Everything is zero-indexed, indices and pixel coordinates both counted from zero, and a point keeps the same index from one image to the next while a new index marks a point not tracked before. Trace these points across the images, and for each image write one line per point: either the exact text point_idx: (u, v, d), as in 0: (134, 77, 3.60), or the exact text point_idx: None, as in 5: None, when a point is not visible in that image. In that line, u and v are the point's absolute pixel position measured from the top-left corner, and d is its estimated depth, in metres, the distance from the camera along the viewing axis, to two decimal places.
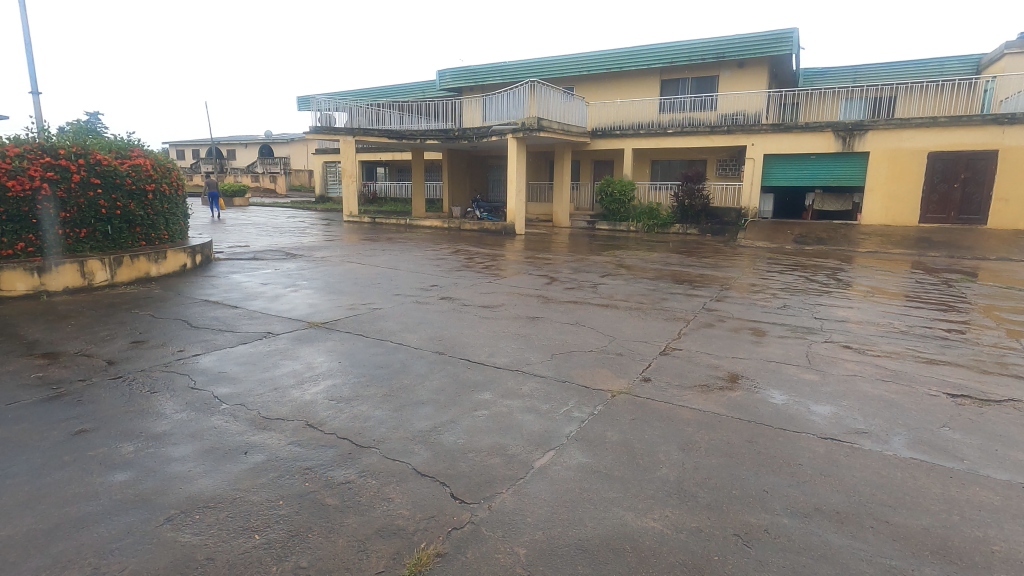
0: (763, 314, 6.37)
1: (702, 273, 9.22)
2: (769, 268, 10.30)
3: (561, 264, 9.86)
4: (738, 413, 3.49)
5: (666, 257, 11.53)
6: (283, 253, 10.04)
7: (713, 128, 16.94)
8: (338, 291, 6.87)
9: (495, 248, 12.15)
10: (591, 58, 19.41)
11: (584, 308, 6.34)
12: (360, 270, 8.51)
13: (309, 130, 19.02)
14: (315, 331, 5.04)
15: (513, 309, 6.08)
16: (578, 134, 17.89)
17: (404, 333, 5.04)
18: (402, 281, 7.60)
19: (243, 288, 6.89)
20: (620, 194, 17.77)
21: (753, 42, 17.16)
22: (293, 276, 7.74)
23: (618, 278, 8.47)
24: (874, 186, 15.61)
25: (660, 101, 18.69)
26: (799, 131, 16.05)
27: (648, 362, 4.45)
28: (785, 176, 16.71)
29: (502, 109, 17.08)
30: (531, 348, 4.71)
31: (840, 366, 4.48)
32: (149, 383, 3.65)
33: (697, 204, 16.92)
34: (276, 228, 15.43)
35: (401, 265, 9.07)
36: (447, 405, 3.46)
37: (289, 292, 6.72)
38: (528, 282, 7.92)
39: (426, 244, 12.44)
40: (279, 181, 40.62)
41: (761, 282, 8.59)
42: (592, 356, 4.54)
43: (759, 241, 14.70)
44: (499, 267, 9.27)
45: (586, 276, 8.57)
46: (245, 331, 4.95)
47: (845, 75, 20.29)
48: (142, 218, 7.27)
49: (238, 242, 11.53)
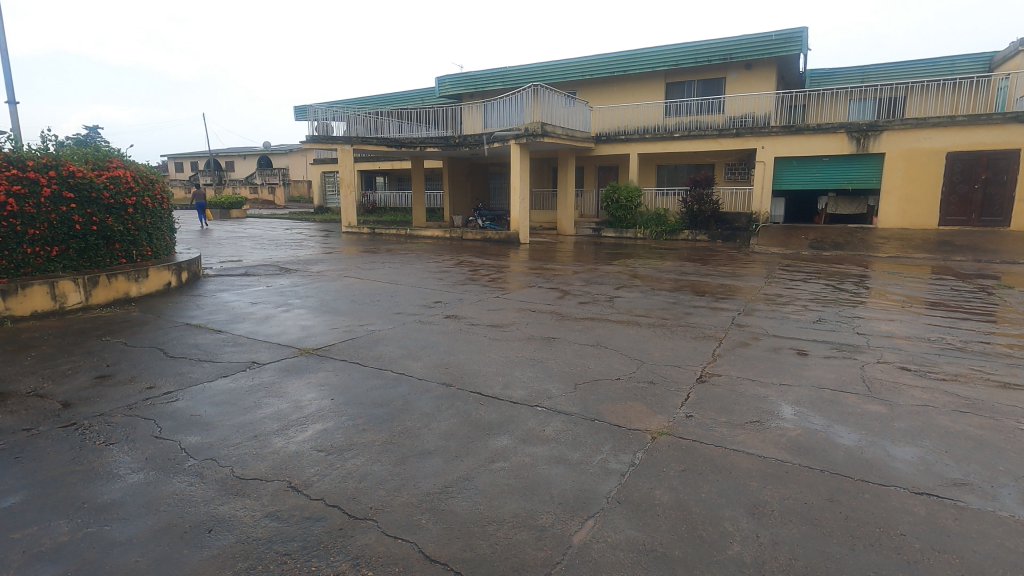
0: (799, 330, 5.80)
1: (722, 284, 8.67)
2: (790, 276, 9.75)
3: (572, 276, 9.33)
4: (805, 460, 2.92)
5: (680, 266, 10.99)
6: (278, 268, 9.52)
7: (722, 131, 16.45)
8: (333, 310, 6.33)
9: (501, 259, 11.62)
10: (593, 62, 18.97)
11: (603, 326, 5.79)
12: (358, 285, 7.97)
13: (306, 140, 18.58)
14: (307, 359, 4.49)
15: (526, 329, 5.54)
16: (582, 139, 17.40)
17: (406, 360, 4.49)
18: (404, 297, 7.06)
19: (231, 308, 6.35)
20: (627, 200, 17.22)
21: (761, 43, 16.68)
22: (286, 293, 7.22)
23: (634, 290, 7.93)
24: (890, 189, 15.10)
25: (666, 105, 18.24)
26: (811, 133, 15.55)
27: (685, 393, 3.88)
28: (797, 179, 16.19)
29: (504, 114, 16.60)
30: (551, 376, 4.16)
31: (906, 395, 3.90)
32: (107, 432, 3.10)
33: (706, 209, 16.37)
34: (273, 241, 14.93)
35: (402, 279, 8.53)
36: (458, 456, 2.91)
37: (281, 312, 6.18)
38: (539, 296, 7.38)
39: (427, 256, 11.92)
40: (278, 193, 40.32)
41: (787, 292, 8.03)
42: (620, 386, 3.99)
43: (773, 247, 14.17)
44: (506, 280, 8.74)
45: (599, 288, 8.04)
46: (227, 361, 4.40)
47: (854, 74, 19.80)
48: (122, 234, 6.76)
49: (231, 256, 11.02)
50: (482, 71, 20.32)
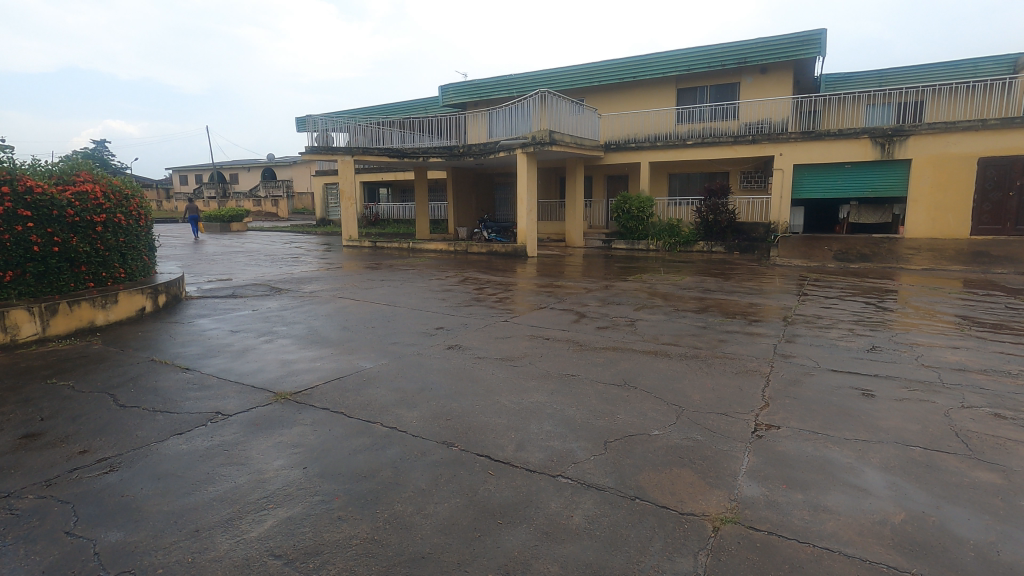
0: (855, 363, 5.04)
1: (751, 303, 7.93)
2: (823, 292, 8.99)
3: (586, 294, 8.60)
4: (928, 569, 2.17)
5: (701, 281, 10.26)
6: (268, 288, 8.83)
7: (737, 138, 15.75)
8: (322, 340, 5.62)
9: (507, 275, 10.90)
10: (602, 68, 18.37)
11: (628, 359, 5.04)
12: (354, 308, 7.28)
13: (306, 151, 18.05)
14: (282, 407, 3.77)
15: (540, 364, 4.81)
16: (591, 148, 16.74)
17: (399, 409, 3.75)
18: (402, 324, 6.34)
19: (208, 338, 5.66)
20: (638, 210, 16.52)
21: (777, 46, 16.01)
22: (272, 319, 6.52)
23: (656, 311, 7.20)
24: (917, 197, 14.33)
25: (678, 111, 17.59)
26: (832, 139, 14.82)
27: (743, 455, 3.13)
28: (817, 188, 15.46)
29: (510, 123, 15.99)
30: (574, 432, 3.41)
31: (1018, 456, 3.14)
32: (4, 526, 2.39)
33: (722, 219, 15.63)
34: (269, 256, 14.32)
35: (402, 300, 7.83)
36: (460, 565, 2.18)
37: (262, 343, 5.48)
38: (552, 320, 6.65)
39: (430, 272, 11.25)
40: (282, 206, 40.01)
41: (826, 312, 7.26)
42: (661, 444, 3.26)
43: (795, 259, 13.41)
44: (515, 300, 8.04)
45: (618, 309, 7.32)
46: (185, 412, 3.68)
47: (871, 79, 19.11)
48: (88, 256, 6.12)
49: (221, 274, 10.38)
50: (487, 79, 19.75)
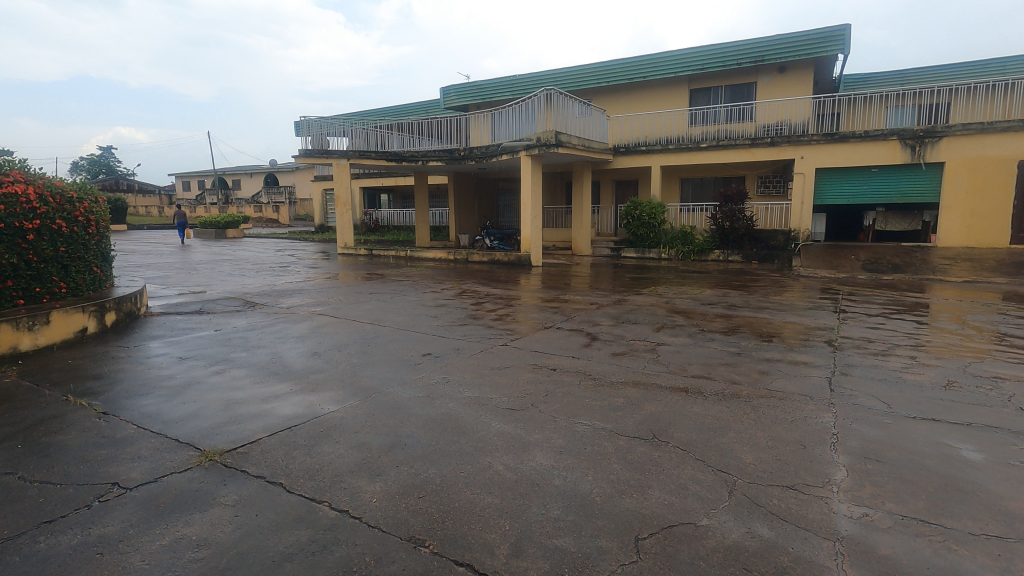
0: (936, 405, 4.07)
1: (784, 321, 6.99)
2: (862, 308, 8.03)
3: (595, 310, 7.69)
4: None
5: (722, 295, 9.33)
6: (243, 302, 7.94)
7: (754, 140, 14.83)
8: (284, 371, 4.69)
9: (510, 287, 9.98)
10: (610, 68, 17.52)
11: (654, 399, 4.08)
12: (332, 328, 6.38)
13: (299, 155, 17.17)
14: (202, 476, 2.84)
15: (546, 408, 3.87)
16: (599, 150, 15.85)
17: (357, 479, 2.83)
18: (384, 350, 5.41)
19: (148, 368, 4.75)
20: (650, 216, 15.62)
21: (797, 43, 15.09)
22: (234, 342, 5.62)
23: (678, 332, 6.27)
24: (950, 204, 13.37)
25: (690, 113, 16.69)
26: (857, 141, 13.87)
27: (839, 568, 2.17)
28: (841, 194, 14.51)
29: (514, 124, 15.16)
30: (593, 522, 2.47)
31: None
32: None
33: (739, 226, 14.70)
34: (256, 265, 13.46)
35: (389, 318, 6.90)
36: None
37: (212, 374, 4.57)
38: (559, 344, 5.73)
39: (426, 283, 10.37)
40: (284, 212, 39.43)
41: (876, 334, 6.29)
42: (715, 546, 2.31)
43: (820, 270, 12.44)
44: (517, 317, 7.12)
45: (634, 330, 6.40)
46: (70, 484, 2.76)
47: (892, 78, 18.20)
48: (15, 268, 5.27)
49: (197, 285, 9.52)
50: (489, 80, 18.94)
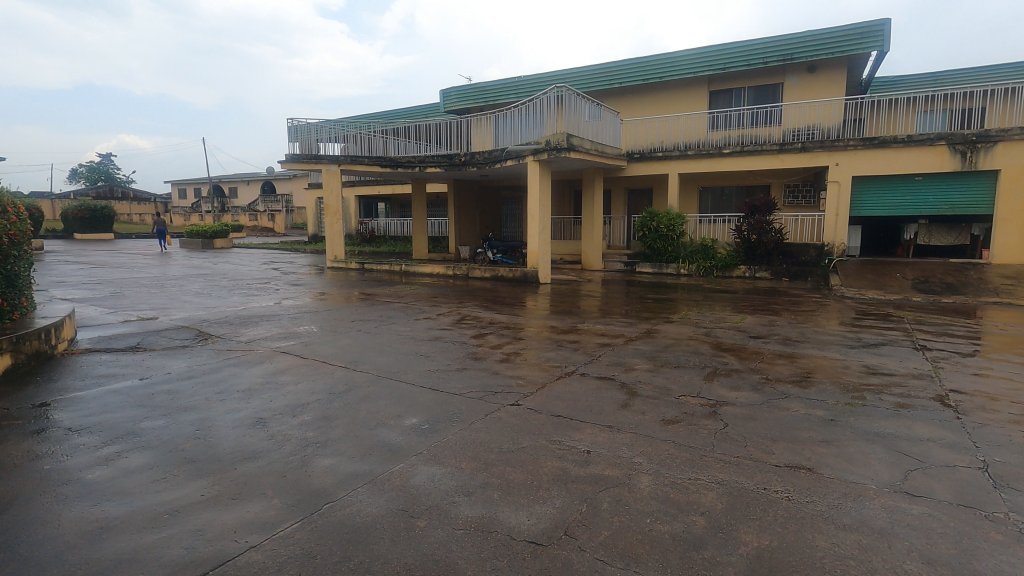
0: None
1: (861, 364, 5.58)
2: (945, 344, 6.61)
3: (622, 345, 6.31)
4: None
5: (766, 322, 7.95)
6: (195, 334, 6.57)
7: (783, 145, 13.55)
8: (205, 457, 3.29)
9: (516, 311, 8.63)
10: (623, 68, 16.24)
11: (750, 518, 2.68)
12: (292, 375, 4.99)
13: (286, 160, 15.81)
14: None
15: (588, 542, 2.47)
16: (612, 156, 14.54)
17: None
18: (353, 415, 4.00)
19: (12, 448, 3.36)
20: (668, 228, 14.29)
21: (831, 39, 13.76)
22: (155, 400, 4.24)
23: (737, 383, 4.89)
24: (1007, 216, 12.01)
25: (711, 116, 15.41)
26: (901, 146, 12.56)
27: None
28: (880, 205, 13.21)
29: (520, 127, 13.83)
30: None
31: None
32: None
33: (768, 240, 13.37)
34: (233, 282, 12.09)
35: (367, 360, 5.50)
36: None
37: (96, 462, 3.17)
38: (587, 403, 4.33)
39: (419, 306, 9.01)
40: (279, 220, 38.28)
41: (994, 387, 4.87)
42: None
43: (865, 289, 11.07)
44: (528, 356, 5.73)
45: (678, 379, 5.01)
46: None
47: (925, 79, 16.90)
48: None
49: (151, 309, 8.14)
50: (493, 81, 17.70)
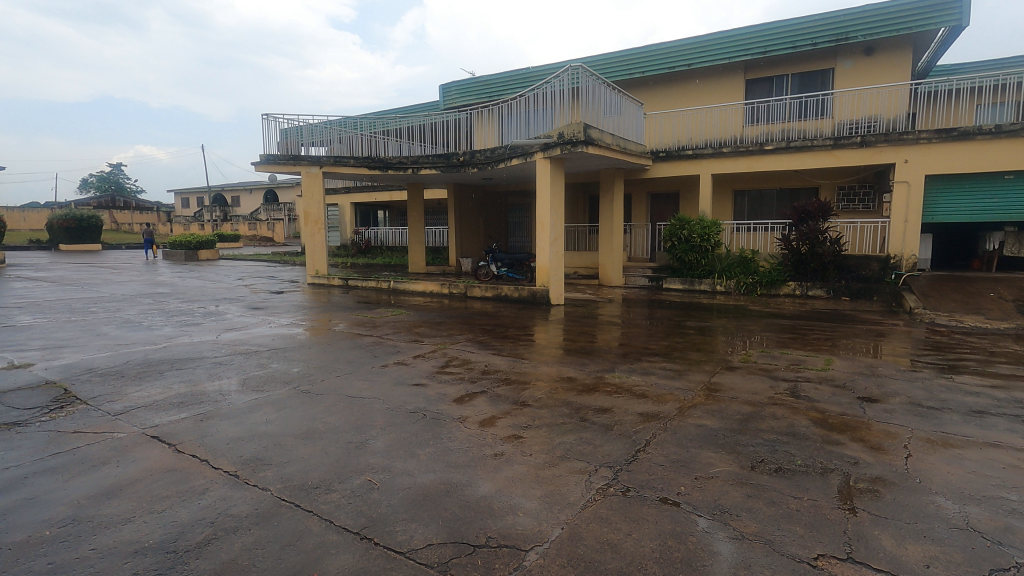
0: None
1: None
2: None
3: (676, 417, 4.19)
4: None
5: (862, 369, 5.79)
6: (53, 395, 4.55)
7: (839, 139, 11.42)
8: None
9: (520, 350, 6.57)
10: (646, 55, 14.25)
11: None
12: (130, 496, 2.92)
13: (260, 161, 13.79)
14: None
15: None
16: (635, 154, 12.49)
17: None
18: None
19: None
20: (702, 237, 12.20)
21: (895, 13, 11.63)
22: None
23: (903, 519, 2.75)
24: None
25: (749, 108, 13.32)
26: (988, 138, 10.35)
27: None
28: (959, 211, 11.04)
29: (528, 120, 11.84)
30: None
31: None
32: None
33: (822, 251, 11.24)
34: (185, 304, 10.14)
35: (276, 457, 3.42)
36: None
37: None
38: None
39: (396, 341, 6.97)
40: (280, 230, 36.59)
41: None
42: None
43: (959, 314, 8.89)
44: (533, 445, 3.62)
45: (794, 504, 2.90)
46: None
47: (990, 66, 14.71)
48: None
49: (36, 349, 6.14)
50: (498, 74, 15.77)
